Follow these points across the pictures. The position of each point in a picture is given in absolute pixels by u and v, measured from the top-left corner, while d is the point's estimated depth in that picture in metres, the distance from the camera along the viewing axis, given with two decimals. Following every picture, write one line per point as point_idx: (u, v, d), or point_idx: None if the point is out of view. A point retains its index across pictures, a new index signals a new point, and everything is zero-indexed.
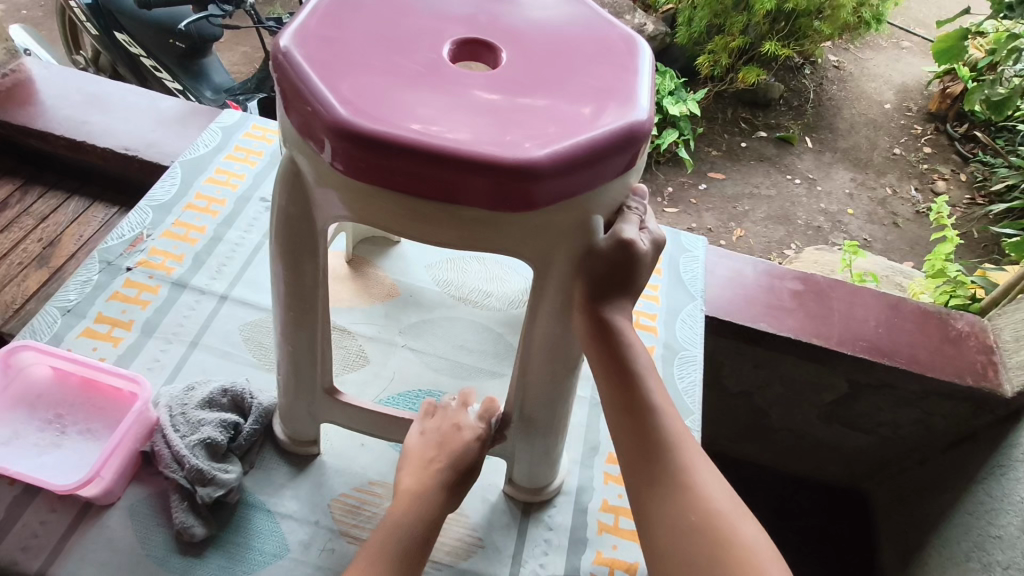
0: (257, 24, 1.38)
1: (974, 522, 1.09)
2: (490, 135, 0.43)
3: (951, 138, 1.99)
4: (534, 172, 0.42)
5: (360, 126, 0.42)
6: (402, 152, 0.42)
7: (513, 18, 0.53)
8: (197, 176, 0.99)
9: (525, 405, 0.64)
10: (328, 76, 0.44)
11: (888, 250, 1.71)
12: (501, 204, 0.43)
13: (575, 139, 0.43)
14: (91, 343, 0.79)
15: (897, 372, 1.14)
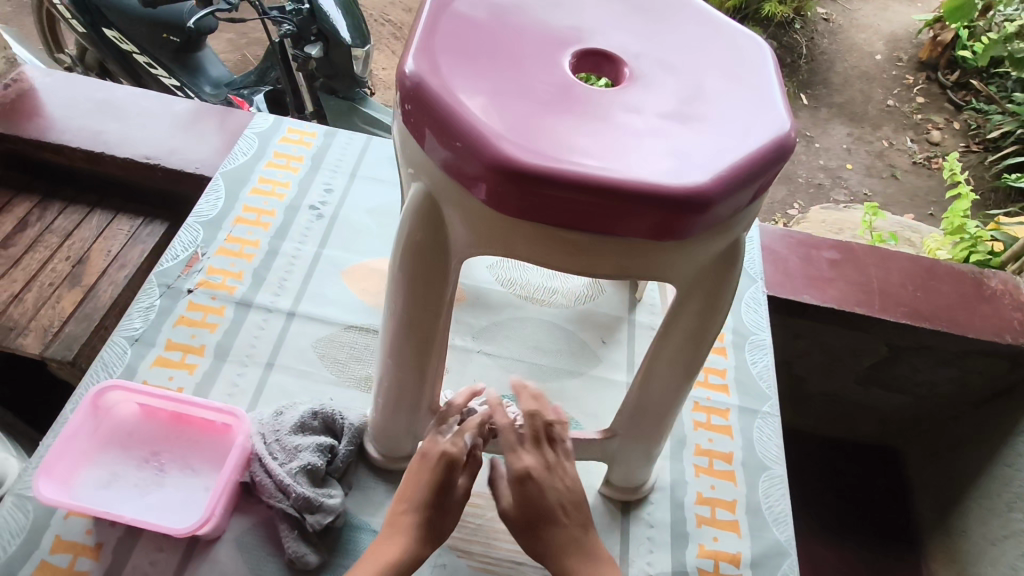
0: (263, 15, 1.30)
1: (1013, 474, 1.10)
2: (648, 162, 0.42)
3: (942, 86, 2.18)
4: (699, 197, 0.41)
5: (520, 161, 0.41)
6: (565, 186, 0.41)
7: (626, 24, 0.51)
8: (241, 188, 0.95)
9: (637, 411, 0.64)
10: (472, 109, 0.43)
11: (888, 203, 1.90)
12: (660, 232, 0.43)
13: (733, 158, 0.42)
14: (165, 372, 0.77)
15: (939, 335, 1.14)
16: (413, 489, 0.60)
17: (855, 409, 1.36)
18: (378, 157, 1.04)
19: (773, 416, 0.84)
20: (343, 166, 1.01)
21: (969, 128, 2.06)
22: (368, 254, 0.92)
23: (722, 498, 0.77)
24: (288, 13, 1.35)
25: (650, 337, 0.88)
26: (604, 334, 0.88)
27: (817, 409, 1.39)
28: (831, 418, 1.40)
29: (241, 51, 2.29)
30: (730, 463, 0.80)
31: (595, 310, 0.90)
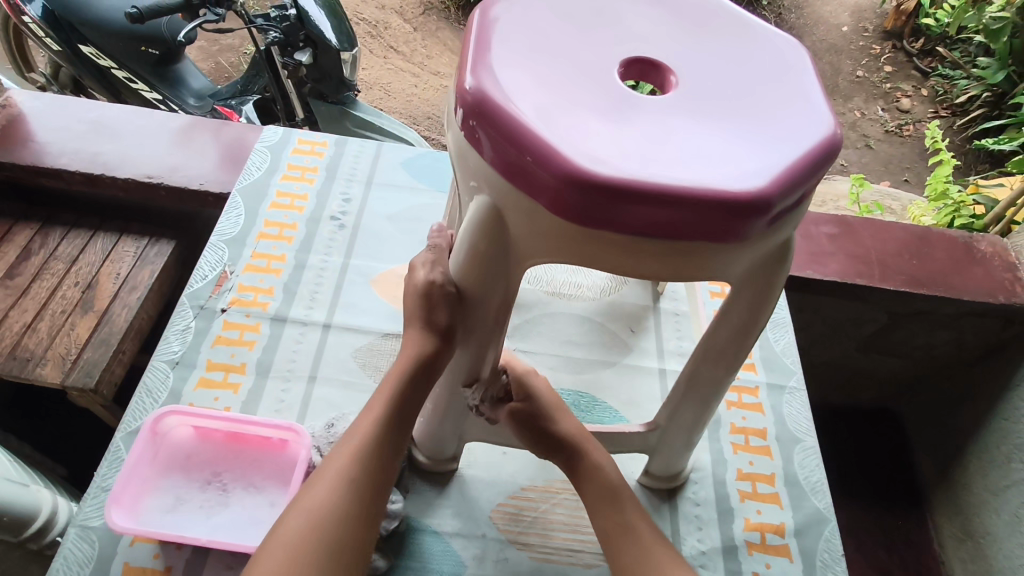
0: (248, 24, 1.27)
1: (1011, 427, 1.15)
2: (712, 167, 0.43)
3: (908, 54, 2.31)
4: (763, 201, 0.42)
5: (590, 172, 0.41)
6: (636, 195, 0.41)
7: (668, 33, 0.52)
8: (261, 203, 0.95)
9: (677, 404, 0.66)
10: (538, 122, 0.43)
11: (866, 171, 2.01)
12: (726, 236, 0.43)
13: (790, 161, 0.44)
14: (210, 393, 0.77)
15: (936, 300, 1.17)
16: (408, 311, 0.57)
17: (855, 375, 1.39)
18: (391, 164, 1.05)
19: (800, 390, 0.88)
20: (358, 174, 1.02)
21: (937, 94, 2.18)
22: (393, 261, 0.93)
23: (761, 472, 0.80)
24: (274, 20, 1.34)
25: (675, 322, 0.91)
26: (632, 323, 0.91)
27: (820, 377, 1.42)
28: (834, 385, 1.44)
29: (215, 58, 2.23)
30: (765, 439, 0.83)
31: (619, 301, 0.93)
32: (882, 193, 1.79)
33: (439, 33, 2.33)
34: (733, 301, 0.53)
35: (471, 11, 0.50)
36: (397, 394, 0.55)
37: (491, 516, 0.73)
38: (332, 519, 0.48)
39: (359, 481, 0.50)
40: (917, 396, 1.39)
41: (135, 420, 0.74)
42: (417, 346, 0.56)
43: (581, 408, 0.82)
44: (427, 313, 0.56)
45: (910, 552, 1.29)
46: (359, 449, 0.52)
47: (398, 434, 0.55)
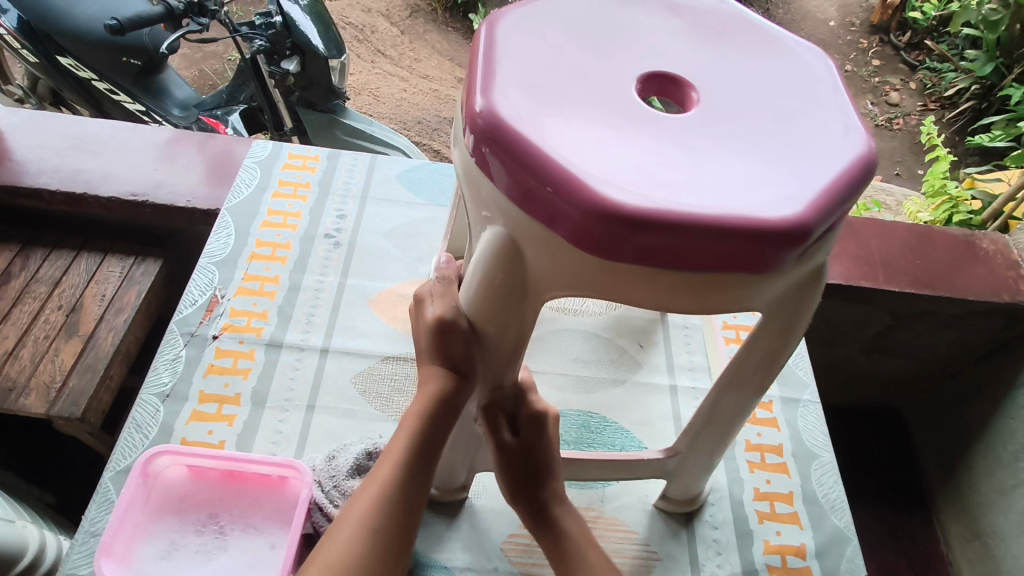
0: (231, 32, 1.23)
1: (1018, 427, 1.13)
2: (744, 193, 0.40)
3: (895, 47, 2.30)
4: (799, 229, 0.39)
5: (615, 203, 0.38)
6: (665, 226, 0.38)
7: (686, 45, 0.49)
8: (251, 222, 0.92)
9: (698, 435, 0.63)
10: (558, 148, 0.40)
11: None
12: (759, 266, 0.41)
13: (825, 183, 0.41)
14: (204, 426, 0.74)
15: (941, 301, 1.15)
16: (422, 342, 0.53)
17: (858, 376, 1.37)
18: (385, 177, 1.01)
19: (814, 404, 0.85)
20: (352, 189, 0.98)
21: (925, 87, 2.17)
22: (391, 279, 0.89)
23: (779, 491, 0.78)
24: (258, 28, 1.29)
25: (684, 336, 0.89)
26: (641, 338, 0.88)
27: (823, 380, 1.40)
28: (836, 387, 1.42)
29: (198, 65, 2.18)
30: (781, 456, 0.81)
31: (626, 315, 0.90)
32: (877, 189, 1.78)
33: (426, 35, 2.30)
34: (761, 326, 0.50)
35: (478, 26, 0.47)
36: (419, 431, 0.51)
37: (503, 548, 0.70)
38: (357, 572, 0.45)
39: (383, 529, 0.47)
40: (920, 396, 1.37)
41: (123, 458, 0.70)
42: (435, 382, 0.52)
43: (592, 429, 0.79)
44: (443, 349, 0.52)
45: (918, 553, 1.27)
46: (382, 493, 0.48)
47: (421, 474, 0.51)
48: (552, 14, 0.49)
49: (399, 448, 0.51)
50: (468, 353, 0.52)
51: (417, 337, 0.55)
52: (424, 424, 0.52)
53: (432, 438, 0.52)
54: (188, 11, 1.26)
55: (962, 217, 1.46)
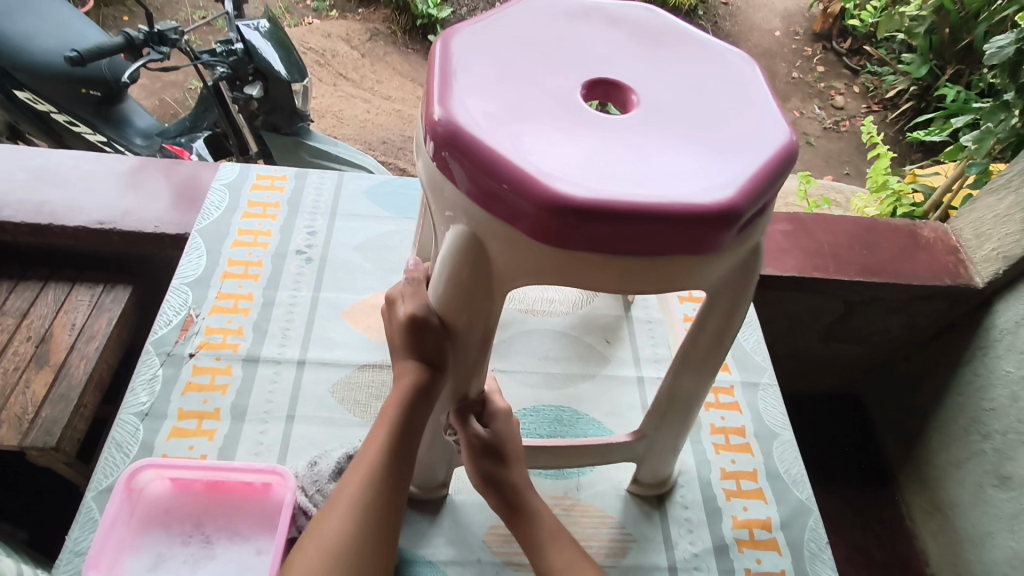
0: (192, 58, 1.24)
1: (966, 402, 1.20)
2: (681, 182, 0.44)
3: (838, 53, 2.43)
4: (732, 211, 0.44)
5: (567, 197, 0.42)
6: (612, 215, 0.42)
7: (625, 54, 0.54)
8: (223, 243, 0.93)
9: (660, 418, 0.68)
10: (513, 151, 0.44)
11: (809, 167, 2.11)
12: (699, 247, 0.45)
13: (752, 170, 0.46)
14: (185, 442, 0.75)
15: (887, 287, 1.21)
16: (397, 339, 0.56)
17: (817, 364, 1.44)
18: (354, 194, 1.04)
19: (773, 385, 0.90)
20: (321, 206, 1.01)
21: (868, 90, 2.29)
22: (363, 291, 0.92)
23: (744, 470, 0.82)
24: (219, 54, 1.31)
25: (648, 329, 0.93)
26: (607, 334, 0.92)
27: (786, 369, 1.46)
28: (799, 376, 1.48)
29: (158, 95, 2.19)
30: (745, 436, 0.85)
31: (592, 313, 0.94)
32: (826, 187, 1.88)
33: (387, 57, 2.34)
34: (709, 306, 0.54)
35: (433, 43, 0.51)
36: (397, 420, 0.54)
37: (485, 540, 0.73)
38: (348, 551, 0.47)
39: (371, 509, 0.50)
40: (878, 379, 1.44)
41: (105, 477, 0.71)
42: (410, 375, 0.55)
43: (565, 422, 0.82)
44: (416, 343, 0.55)
45: (884, 529, 1.33)
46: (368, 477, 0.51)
47: (403, 459, 0.54)
48: (502, 30, 0.53)
49: (381, 436, 0.53)
50: (440, 347, 0.55)
51: (390, 335, 0.57)
52: (403, 412, 0.54)
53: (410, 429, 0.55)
54: (148, 40, 1.27)
55: (905, 209, 1.55)
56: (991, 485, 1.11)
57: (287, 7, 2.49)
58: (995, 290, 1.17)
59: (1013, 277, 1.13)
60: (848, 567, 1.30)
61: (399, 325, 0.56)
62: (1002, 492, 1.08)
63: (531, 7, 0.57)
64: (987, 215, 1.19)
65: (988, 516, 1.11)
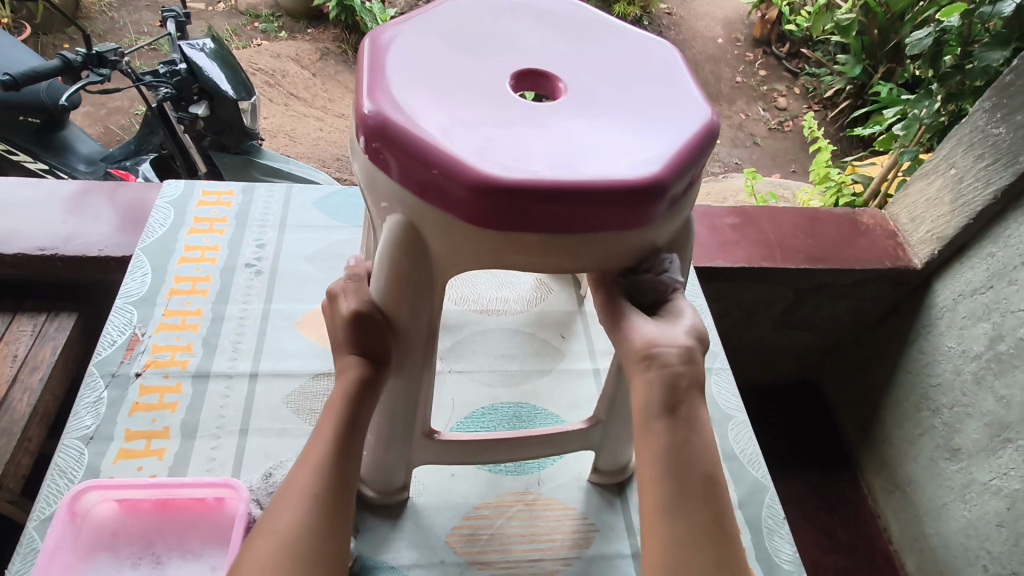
0: (135, 80, 1.22)
1: (915, 379, 1.24)
2: (608, 160, 0.46)
3: (778, 57, 2.54)
4: (659, 185, 0.45)
5: (500, 178, 0.43)
6: (546, 194, 0.43)
7: (554, 45, 0.56)
8: (169, 260, 0.92)
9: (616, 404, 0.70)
10: (441, 138, 0.45)
11: (756, 166, 2.18)
12: (631, 221, 0.46)
13: (676, 146, 0.47)
14: (132, 464, 0.73)
15: (832, 273, 1.26)
16: (338, 333, 0.56)
17: (773, 353, 1.48)
18: (302, 206, 1.03)
19: (725, 369, 0.93)
20: (269, 219, 1.00)
21: (808, 91, 2.40)
22: (315, 300, 0.91)
23: None
24: (163, 75, 1.30)
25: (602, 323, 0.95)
26: (562, 330, 0.93)
27: (744, 360, 1.50)
28: (757, 366, 1.52)
29: (103, 122, 2.14)
30: None
31: (547, 310, 0.96)
32: (773, 184, 1.94)
33: (339, 76, 2.34)
34: None
35: (362, 42, 0.52)
36: (345, 412, 0.53)
37: (448, 540, 0.72)
38: (303, 540, 0.47)
39: (322, 498, 0.49)
40: (831, 365, 1.49)
41: (47, 506, 0.68)
42: (353, 370, 0.55)
43: (524, 418, 0.83)
44: (359, 338, 0.54)
45: (848, 511, 1.36)
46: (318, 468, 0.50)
47: (353, 449, 0.53)
48: (431, 25, 0.55)
49: (334, 426, 0.53)
50: (383, 341, 0.55)
51: (332, 330, 0.57)
52: (350, 406, 0.54)
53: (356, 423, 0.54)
54: (87, 63, 1.25)
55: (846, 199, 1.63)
56: (943, 458, 1.15)
57: (235, 30, 2.47)
58: (933, 269, 1.22)
59: (948, 257, 1.19)
60: (815, 549, 1.33)
61: (341, 321, 0.55)
62: (953, 464, 1.13)
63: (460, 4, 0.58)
64: (920, 199, 1.24)
65: (943, 489, 1.15)
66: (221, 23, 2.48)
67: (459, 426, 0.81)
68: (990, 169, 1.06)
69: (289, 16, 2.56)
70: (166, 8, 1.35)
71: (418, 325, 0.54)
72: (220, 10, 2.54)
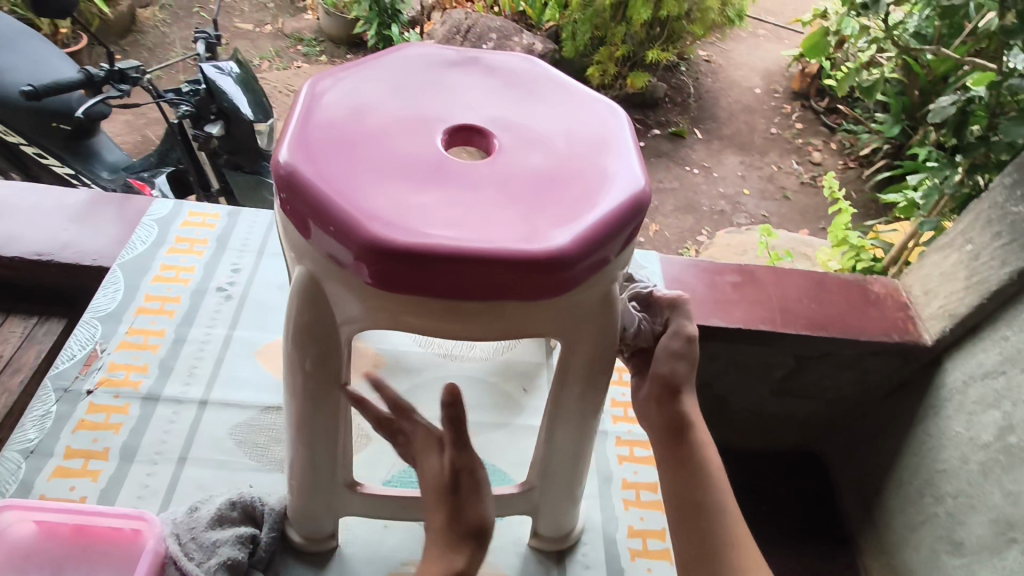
0: (157, 98, 1.26)
1: (920, 461, 1.16)
2: (516, 228, 0.44)
3: (816, 111, 2.50)
4: (566, 258, 0.43)
5: (397, 242, 0.42)
6: (441, 259, 0.42)
7: (497, 104, 0.54)
8: (143, 278, 0.93)
9: (549, 474, 0.66)
10: (344, 193, 0.44)
11: (784, 221, 2.11)
12: (536, 293, 0.44)
13: (593, 216, 0.45)
14: (66, 483, 0.73)
15: (835, 342, 1.20)
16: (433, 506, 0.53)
17: (773, 419, 1.41)
18: None
19: None
20: (249, 244, 1.00)
21: (844, 148, 2.35)
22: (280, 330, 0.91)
23: (652, 528, 0.79)
24: (185, 94, 1.36)
25: None
26: (525, 382, 0.90)
27: (742, 424, 1.44)
28: (755, 432, 1.46)
29: (140, 131, 2.22)
30: (656, 492, 0.82)
31: (513, 361, 0.93)
32: (794, 240, 1.89)
33: None
34: (570, 357, 0.54)
35: (299, 86, 0.52)
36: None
37: None
38: None
39: None
40: (834, 437, 1.42)
41: None
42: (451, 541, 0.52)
43: None
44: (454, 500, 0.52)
45: None
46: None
47: None
48: (375, 74, 0.55)
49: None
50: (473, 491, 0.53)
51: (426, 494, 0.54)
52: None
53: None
54: (109, 78, 1.29)
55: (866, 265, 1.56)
56: (945, 552, 1.07)
57: (278, 51, 2.57)
58: (943, 348, 1.15)
59: (960, 336, 1.12)
60: None
61: (437, 483, 0.53)
62: (955, 558, 1.04)
63: (411, 56, 0.58)
64: (934, 272, 1.18)
65: None
66: (266, 45, 2.58)
67: (399, 477, 0.79)
68: (1008, 248, 1.01)
69: (332, 41, 2.65)
70: (198, 30, 1.40)
71: (325, 381, 0.53)
72: (266, 32, 2.65)
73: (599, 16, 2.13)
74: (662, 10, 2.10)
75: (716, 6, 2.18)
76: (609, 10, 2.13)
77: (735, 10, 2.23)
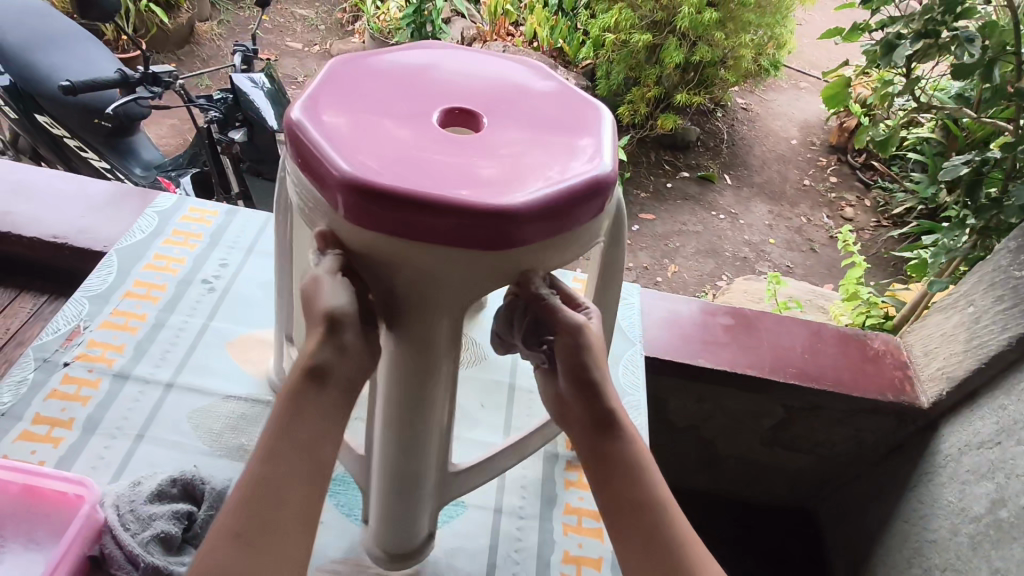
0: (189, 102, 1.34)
1: (910, 528, 1.10)
2: (378, 158, 0.48)
3: (852, 166, 2.47)
4: (376, 193, 0.45)
5: (297, 115, 0.51)
6: (307, 143, 0.49)
7: (509, 97, 0.59)
8: (135, 264, 0.98)
9: (393, 459, 0.64)
10: (323, 87, 0.55)
11: (809, 273, 2.03)
12: (353, 215, 0.47)
13: (434, 187, 0.46)
14: (29, 446, 0.76)
15: (825, 395, 1.14)
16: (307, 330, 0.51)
17: (765, 470, 1.37)
18: None
19: None
20: (241, 243, 1.05)
21: (878, 205, 2.30)
22: (253, 324, 0.94)
23: (588, 555, 0.78)
24: (215, 101, 1.42)
25: (528, 401, 0.92)
26: (484, 398, 0.92)
27: (731, 472, 1.40)
28: (746, 481, 1.41)
29: (184, 137, 2.34)
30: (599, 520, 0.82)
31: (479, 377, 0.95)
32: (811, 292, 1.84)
33: None
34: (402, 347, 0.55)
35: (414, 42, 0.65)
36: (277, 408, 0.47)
37: None
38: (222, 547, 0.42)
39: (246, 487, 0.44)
40: (828, 496, 1.36)
41: None
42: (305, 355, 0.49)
43: None
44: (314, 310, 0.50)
45: None
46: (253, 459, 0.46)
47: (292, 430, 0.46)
48: (467, 63, 0.63)
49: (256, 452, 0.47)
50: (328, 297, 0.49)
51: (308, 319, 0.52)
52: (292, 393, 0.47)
53: (326, 357, 0.48)
54: (143, 80, 1.38)
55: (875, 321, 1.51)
56: None
57: None
58: (940, 413, 1.09)
59: (957, 402, 1.06)
60: None
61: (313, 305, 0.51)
62: None
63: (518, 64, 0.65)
64: (935, 332, 1.13)
65: None
66: (313, 64, 2.71)
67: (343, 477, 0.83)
68: (1008, 314, 0.96)
69: None
70: (238, 44, 1.48)
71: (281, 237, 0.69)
72: (314, 52, 2.78)
73: (634, 57, 2.14)
74: (694, 54, 2.11)
75: (750, 55, 2.17)
76: (644, 52, 2.15)
77: (769, 60, 2.24)
